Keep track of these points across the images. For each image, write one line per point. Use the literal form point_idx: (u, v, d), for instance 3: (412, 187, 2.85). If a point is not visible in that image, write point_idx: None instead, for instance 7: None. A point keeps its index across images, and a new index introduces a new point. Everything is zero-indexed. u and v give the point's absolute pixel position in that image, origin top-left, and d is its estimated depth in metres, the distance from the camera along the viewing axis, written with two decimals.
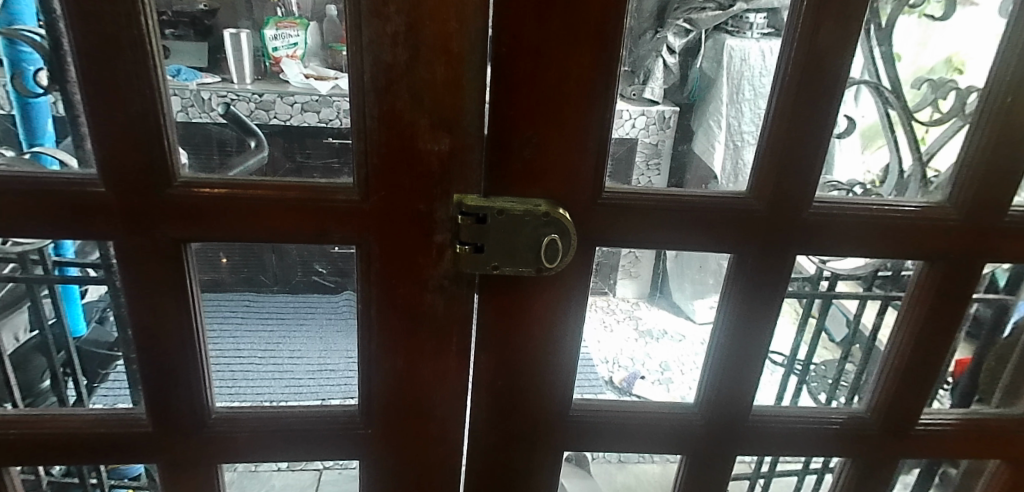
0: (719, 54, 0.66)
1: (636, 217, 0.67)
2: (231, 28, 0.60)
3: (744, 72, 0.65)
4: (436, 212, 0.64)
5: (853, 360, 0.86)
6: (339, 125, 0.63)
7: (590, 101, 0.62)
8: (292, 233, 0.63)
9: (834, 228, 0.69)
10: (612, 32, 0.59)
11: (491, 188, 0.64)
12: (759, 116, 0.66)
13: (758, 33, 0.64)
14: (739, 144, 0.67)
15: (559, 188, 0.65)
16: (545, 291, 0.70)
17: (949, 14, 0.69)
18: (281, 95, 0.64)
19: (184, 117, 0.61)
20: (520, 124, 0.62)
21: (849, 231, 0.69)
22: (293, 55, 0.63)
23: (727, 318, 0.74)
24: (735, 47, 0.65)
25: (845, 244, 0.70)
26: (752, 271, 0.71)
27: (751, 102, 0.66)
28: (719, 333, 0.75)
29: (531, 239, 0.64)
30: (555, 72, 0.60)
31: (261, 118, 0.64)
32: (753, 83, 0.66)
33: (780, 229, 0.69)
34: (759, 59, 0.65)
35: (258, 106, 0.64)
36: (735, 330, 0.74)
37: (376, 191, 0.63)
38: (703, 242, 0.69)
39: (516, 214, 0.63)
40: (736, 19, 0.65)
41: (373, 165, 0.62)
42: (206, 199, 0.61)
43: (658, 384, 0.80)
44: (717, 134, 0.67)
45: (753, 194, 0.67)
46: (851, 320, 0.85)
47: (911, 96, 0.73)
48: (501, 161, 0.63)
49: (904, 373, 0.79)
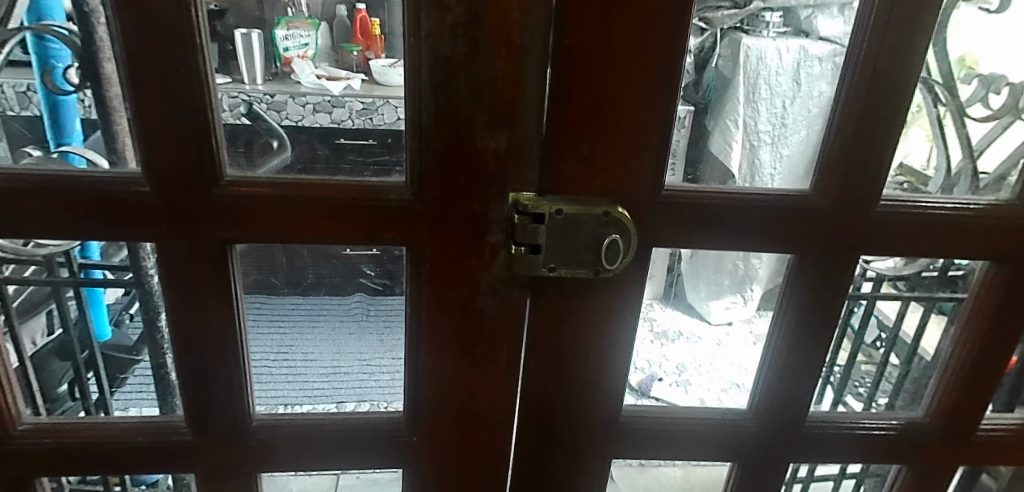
0: (735, 54, 0.64)
1: (697, 216, 0.65)
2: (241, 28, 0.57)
3: (760, 71, 0.65)
4: (491, 212, 0.62)
5: (894, 366, 0.86)
6: (352, 125, 0.61)
7: (657, 95, 0.59)
8: (341, 234, 0.61)
9: (900, 227, 0.67)
10: (681, 22, 0.57)
11: (547, 186, 0.62)
12: (774, 115, 0.66)
13: (773, 32, 0.64)
14: (755, 144, 0.66)
15: (619, 186, 0.62)
16: (600, 294, 0.67)
17: (1006, 7, 0.66)
18: (293, 95, 0.64)
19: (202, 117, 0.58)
20: (582, 121, 0.60)
21: (914, 230, 0.67)
22: (304, 54, 0.64)
23: (785, 321, 0.72)
24: (752, 46, 0.64)
25: (910, 244, 0.68)
26: (815, 272, 0.69)
27: (767, 101, 0.66)
28: (774, 334, 0.73)
29: (590, 241, 0.61)
30: (620, 65, 0.58)
31: (272, 118, 0.63)
32: (769, 82, 0.66)
33: (845, 229, 0.66)
34: (775, 58, 0.65)
35: (269, 106, 0.63)
36: (792, 333, 0.72)
37: (431, 190, 0.60)
38: (764, 242, 0.66)
39: (574, 214, 0.61)
40: (752, 18, 0.63)
41: (430, 164, 0.59)
42: (256, 199, 0.59)
43: (676, 386, 0.77)
44: (734, 134, 0.66)
45: (817, 192, 0.65)
46: (892, 328, 0.85)
47: (961, 91, 0.70)
48: (561, 158, 0.61)
49: (967, 377, 0.76)
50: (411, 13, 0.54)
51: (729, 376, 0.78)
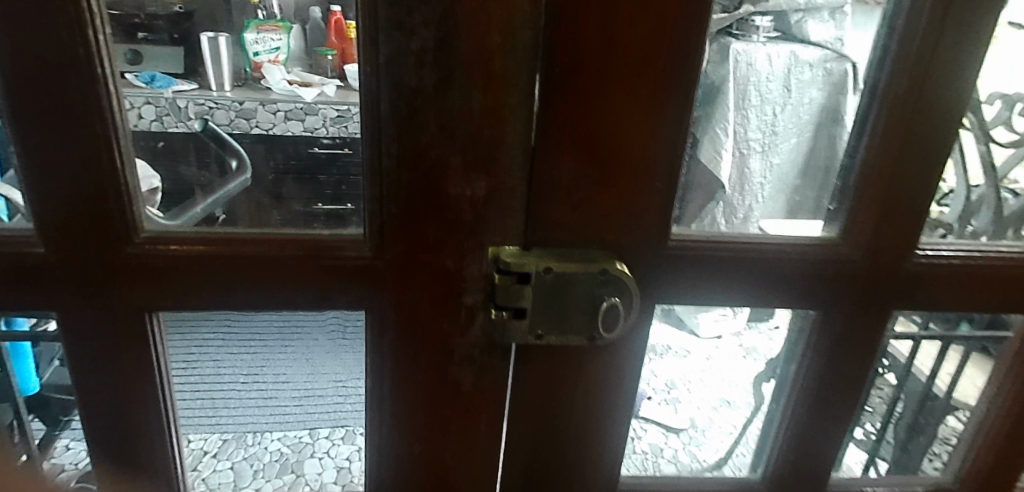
0: (726, 60, 0.52)
1: (710, 269, 0.55)
2: (208, 32, 0.55)
3: (750, 76, 0.55)
4: (468, 268, 0.52)
5: (904, 406, 0.81)
6: (326, 134, 0.51)
7: (667, 132, 0.50)
8: (287, 297, 0.51)
9: (937, 279, 0.58)
10: (696, 46, 0.47)
11: (534, 237, 0.52)
12: (764, 122, 0.58)
13: (763, 37, 0.55)
14: (745, 152, 0.57)
15: (619, 237, 0.53)
16: (597, 364, 0.57)
17: None
18: (264, 102, 0.59)
19: (158, 127, 0.51)
20: (575, 161, 0.50)
21: (954, 282, 0.59)
22: (276, 60, 0.59)
23: (804, 382, 0.63)
24: (742, 51, 0.53)
25: (947, 297, 0.59)
26: (839, 328, 0.60)
27: (757, 107, 0.57)
28: (790, 393, 0.64)
29: (585, 303, 0.52)
30: (622, 96, 0.48)
31: (242, 127, 0.59)
32: (759, 88, 0.56)
33: (874, 280, 0.58)
34: (766, 64, 0.56)
35: (237, 113, 0.58)
36: (813, 397, 0.63)
37: (397, 245, 0.50)
38: (785, 296, 0.58)
39: (567, 273, 0.51)
40: (743, 22, 0.52)
41: (393, 214, 0.49)
42: (183, 257, 0.48)
43: (665, 404, 0.69)
44: (724, 142, 0.55)
45: (847, 240, 0.57)
46: (907, 362, 0.76)
47: (984, 112, 0.61)
48: (551, 205, 0.51)
49: (1005, 441, 0.68)
50: (368, 33, 0.44)
51: (721, 394, 0.71)
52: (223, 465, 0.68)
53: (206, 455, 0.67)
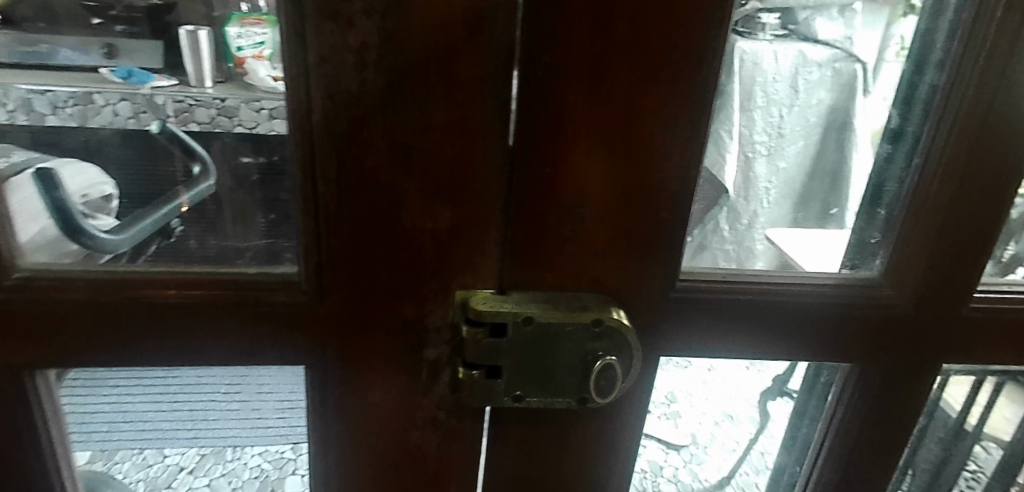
0: (731, 65, 0.41)
1: (723, 316, 0.46)
2: (189, 25, 0.44)
3: (755, 78, 0.44)
4: (430, 317, 0.42)
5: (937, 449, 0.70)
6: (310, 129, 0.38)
7: (676, 155, 0.40)
8: (202, 350, 0.41)
9: (992, 327, 0.49)
10: (715, 46, 0.37)
11: (512, 279, 0.42)
12: (772, 122, 0.46)
13: (770, 34, 0.43)
14: (750, 157, 0.46)
15: (614, 277, 0.44)
16: (588, 429, 0.47)
17: None
18: (247, 99, 0.41)
19: (136, 125, 0.45)
20: (565, 189, 0.40)
21: (1011, 331, 0.49)
22: (260, 55, 0.38)
23: (832, 443, 0.54)
24: (747, 51, 0.42)
25: (1003, 347, 0.50)
26: (874, 381, 0.51)
27: (764, 108, 0.45)
28: (815, 454, 0.55)
29: (575, 361, 0.42)
30: (623, 109, 0.38)
31: (225, 125, 0.43)
32: (766, 88, 0.44)
33: (915, 327, 0.48)
34: (772, 63, 0.44)
35: (221, 111, 0.43)
36: (843, 460, 0.54)
37: (341, 288, 0.41)
38: (811, 346, 0.49)
39: (552, 326, 0.41)
40: (750, 17, 0.41)
41: (335, 252, 0.39)
42: (70, 303, 0.39)
43: (665, 419, 0.55)
44: (729, 146, 0.44)
45: (889, 281, 0.48)
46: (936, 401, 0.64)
47: None
48: (534, 242, 0.41)
49: None
50: (295, 25, 0.34)
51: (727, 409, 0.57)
52: (200, 482, 0.60)
53: (180, 472, 0.60)
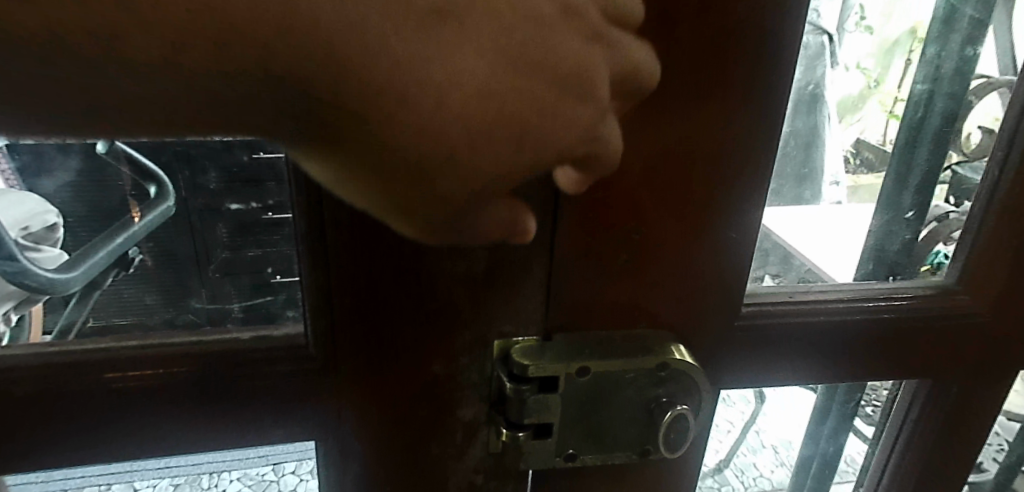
0: None
1: (793, 342, 0.41)
2: None
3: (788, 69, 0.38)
4: (464, 373, 0.36)
5: None
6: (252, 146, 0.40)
7: (747, 169, 0.34)
8: (190, 437, 0.34)
9: None
10: (790, 40, 0.32)
11: (559, 323, 0.36)
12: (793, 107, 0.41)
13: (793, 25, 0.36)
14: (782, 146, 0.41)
15: (671, 311, 0.37)
16: (647, 481, 0.41)
17: None
18: None
19: None
20: (618, 216, 0.34)
21: None
22: None
23: (902, 462, 0.49)
24: None
25: None
26: (945, 395, 0.46)
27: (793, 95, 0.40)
28: (879, 472, 0.50)
29: (636, 412, 0.37)
30: (686, 120, 0.32)
31: None
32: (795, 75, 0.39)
33: (992, 333, 0.44)
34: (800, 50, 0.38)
35: None
36: (914, 480, 0.49)
37: (359, 352, 0.34)
38: (883, 366, 0.44)
39: (609, 374, 0.35)
40: None
41: (352, 311, 0.32)
42: (13, 400, 0.31)
43: None
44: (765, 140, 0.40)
45: (965, 288, 0.43)
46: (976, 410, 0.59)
47: None
48: (583, 279, 0.35)
49: None
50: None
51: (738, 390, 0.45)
52: None
53: None
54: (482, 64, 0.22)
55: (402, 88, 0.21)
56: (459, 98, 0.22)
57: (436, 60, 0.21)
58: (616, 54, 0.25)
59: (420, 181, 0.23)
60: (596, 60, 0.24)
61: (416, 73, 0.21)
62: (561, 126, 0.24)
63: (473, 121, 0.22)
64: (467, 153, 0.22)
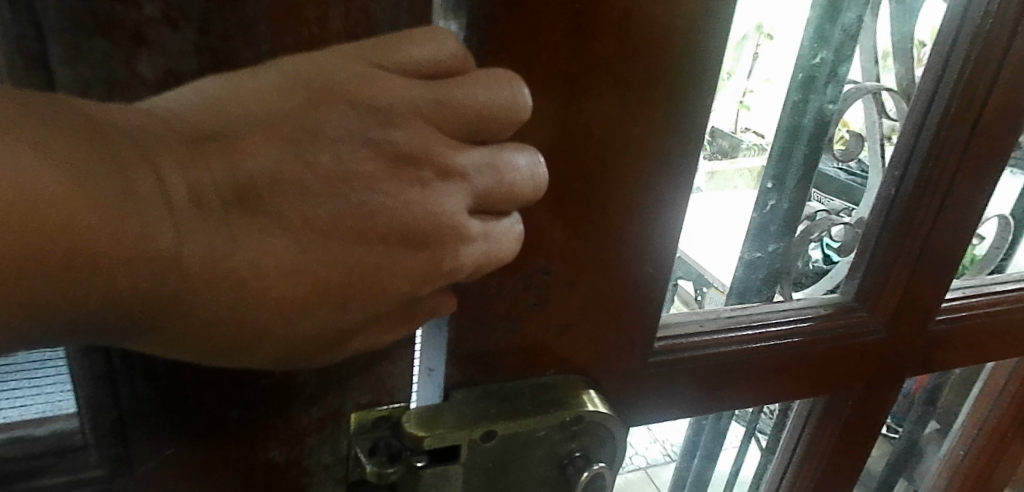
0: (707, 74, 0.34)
1: (708, 372, 0.38)
2: None
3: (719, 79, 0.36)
4: (312, 454, 0.29)
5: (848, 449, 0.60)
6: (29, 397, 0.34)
7: (663, 200, 0.30)
8: None
9: (951, 341, 0.46)
10: (712, 60, 0.28)
11: (462, 377, 0.31)
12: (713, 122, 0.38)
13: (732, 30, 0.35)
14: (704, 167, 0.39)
15: (582, 353, 0.33)
16: None
17: None
18: None
19: None
20: (524, 255, 0.29)
21: (965, 341, 0.47)
22: None
23: (801, 474, 0.48)
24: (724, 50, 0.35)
25: (957, 359, 0.47)
26: (843, 409, 0.46)
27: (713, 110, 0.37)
28: (779, 477, 0.49)
29: (543, 472, 0.32)
30: (603, 147, 0.28)
31: None
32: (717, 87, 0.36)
33: (892, 350, 0.44)
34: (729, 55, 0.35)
35: None
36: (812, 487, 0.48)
37: (167, 450, 0.25)
38: (791, 386, 0.42)
39: (513, 433, 0.30)
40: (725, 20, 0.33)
41: (152, 401, 0.24)
42: None
43: None
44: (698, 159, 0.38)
45: (863, 304, 0.42)
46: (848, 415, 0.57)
47: None
48: (483, 331, 0.30)
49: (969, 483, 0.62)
50: (58, 36, 0.18)
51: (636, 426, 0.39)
52: None
53: None
54: (295, 223, 0.18)
55: (182, 284, 0.17)
56: (257, 272, 0.18)
57: (222, 242, 0.17)
58: (480, 170, 0.21)
59: (243, 353, 0.19)
60: (442, 194, 0.20)
61: (205, 262, 0.17)
62: (409, 272, 0.20)
63: (291, 293, 0.18)
64: (280, 325, 0.19)
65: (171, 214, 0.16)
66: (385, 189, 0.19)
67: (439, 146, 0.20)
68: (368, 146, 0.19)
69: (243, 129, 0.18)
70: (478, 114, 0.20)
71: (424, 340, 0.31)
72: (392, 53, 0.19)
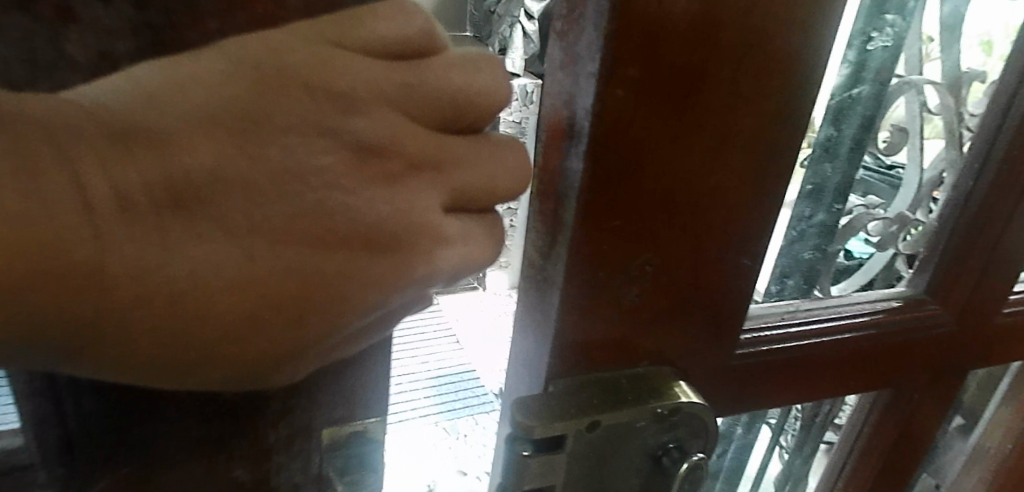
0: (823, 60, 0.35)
1: (795, 361, 0.37)
2: None
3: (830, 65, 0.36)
4: (281, 473, 0.26)
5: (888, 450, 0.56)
6: None
7: (771, 195, 0.29)
8: None
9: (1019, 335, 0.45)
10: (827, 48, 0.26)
11: (561, 368, 0.29)
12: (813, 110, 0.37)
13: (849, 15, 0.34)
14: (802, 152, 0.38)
15: (673, 346, 0.32)
16: None
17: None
18: None
19: None
20: (627, 248, 0.27)
21: None
22: None
23: (861, 464, 0.48)
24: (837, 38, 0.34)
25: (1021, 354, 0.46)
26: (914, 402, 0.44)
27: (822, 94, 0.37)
28: (836, 471, 0.49)
29: (638, 464, 0.30)
30: (721, 139, 0.26)
31: None
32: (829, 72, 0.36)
33: (967, 342, 0.43)
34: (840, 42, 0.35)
35: None
36: (872, 480, 0.47)
37: (118, 467, 0.23)
38: (872, 378, 0.41)
39: (616, 423, 0.29)
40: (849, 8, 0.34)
41: (98, 417, 0.22)
42: None
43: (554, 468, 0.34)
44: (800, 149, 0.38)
45: (933, 297, 0.41)
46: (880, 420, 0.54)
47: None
48: (574, 328, 0.28)
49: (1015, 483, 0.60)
50: None
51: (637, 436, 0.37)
52: None
53: None
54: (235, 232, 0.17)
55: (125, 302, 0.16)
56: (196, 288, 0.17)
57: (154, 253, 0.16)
58: (454, 164, 0.20)
59: (190, 376, 0.18)
60: (409, 187, 0.19)
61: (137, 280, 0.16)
62: (378, 284, 0.19)
63: (239, 309, 0.17)
64: (232, 339, 0.18)
65: (95, 226, 0.15)
66: (344, 186, 0.18)
67: (408, 134, 0.19)
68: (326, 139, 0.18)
69: (176, 127, 0.17)
70: (453, 97, 0.20)
71: (529, 328, 0.30)
72: (352, 33, 0.19)
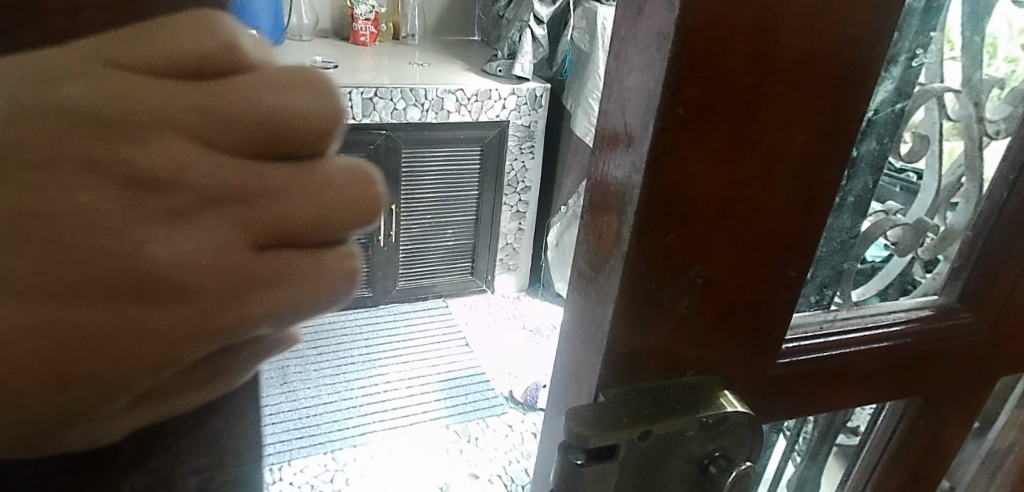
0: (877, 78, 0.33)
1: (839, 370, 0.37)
2: None
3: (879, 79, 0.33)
4: None
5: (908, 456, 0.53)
6: None
7: (817, 208, 0.29)
8: None
9: None
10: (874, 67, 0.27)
11: (612, 377, 0.30)
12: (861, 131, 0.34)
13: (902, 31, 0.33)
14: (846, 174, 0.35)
15: (721, 354, 0.32)
16: None
17: None
18: None
19: None
20: (681, 259, 0.28)
21: None
22: None
23: (893, 466, 0.46)
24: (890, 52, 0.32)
25: None
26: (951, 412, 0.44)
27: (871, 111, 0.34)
28: (865, 470, 0.47)
29: (685, 472, 0.31)
30: (774, 154, 0.27)
31: None
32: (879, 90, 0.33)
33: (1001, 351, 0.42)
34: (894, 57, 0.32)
35: None
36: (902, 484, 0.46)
37: None
38: (911, 387, 0.40)
39: (669, 431, 0.30)
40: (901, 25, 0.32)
41: None
42: None
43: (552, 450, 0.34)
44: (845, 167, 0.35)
45: (966, 305, 0.41)
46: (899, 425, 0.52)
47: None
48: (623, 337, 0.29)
49: None
50: None
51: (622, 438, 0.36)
52: None
53: None
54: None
55: None
56: None
57: None
58: (263, 190, 0.19)
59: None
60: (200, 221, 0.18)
61: None
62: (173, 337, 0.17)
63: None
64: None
65: None
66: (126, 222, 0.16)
67: (199, 157, 0.17)
68: (94, 170, 0.16)
69: None
70: (254, 115, 0.18)
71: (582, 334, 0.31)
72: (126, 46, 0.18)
